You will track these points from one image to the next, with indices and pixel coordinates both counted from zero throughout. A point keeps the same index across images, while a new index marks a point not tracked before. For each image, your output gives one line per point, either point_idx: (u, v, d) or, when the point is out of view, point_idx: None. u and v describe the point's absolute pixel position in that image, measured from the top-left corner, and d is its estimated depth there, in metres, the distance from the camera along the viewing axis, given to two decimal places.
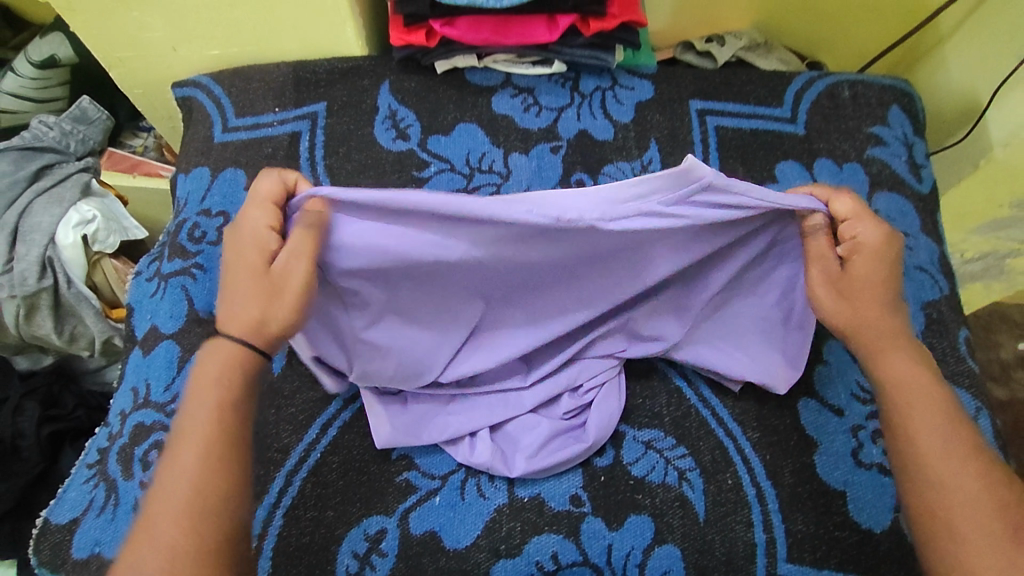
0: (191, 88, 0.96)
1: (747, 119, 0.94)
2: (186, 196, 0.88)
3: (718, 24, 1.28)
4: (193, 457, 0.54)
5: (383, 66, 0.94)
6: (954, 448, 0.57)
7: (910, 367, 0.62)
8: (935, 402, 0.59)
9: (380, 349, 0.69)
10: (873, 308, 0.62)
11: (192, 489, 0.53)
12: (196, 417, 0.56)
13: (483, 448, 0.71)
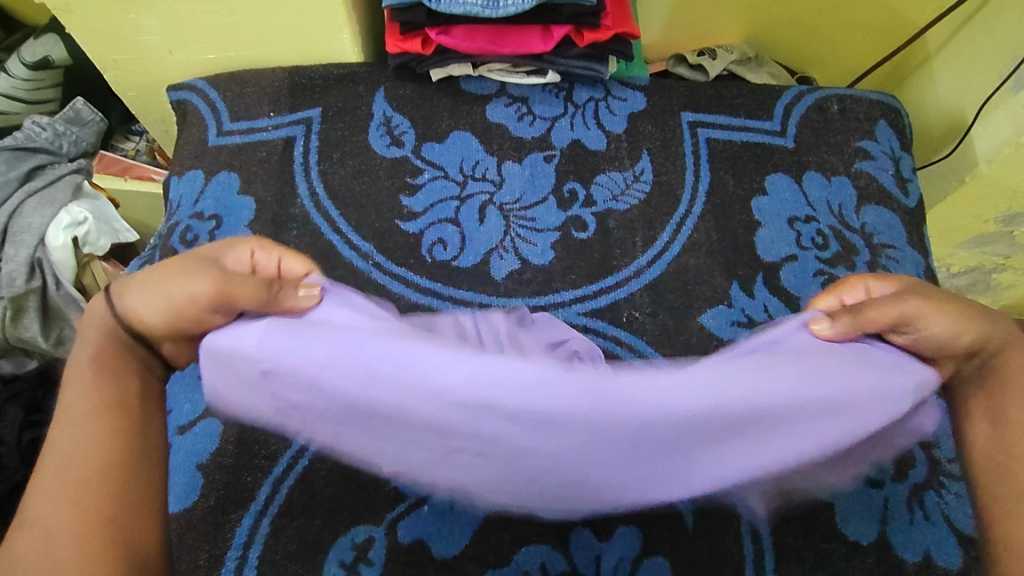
0: (186, 91, 0.96)
1: (737, 132, 0.95)
2: (178, 199, 0.88)
3: (710, 38, 1.31)
4: (74, 426, 0.56)
5: (379, 73, 0.95)
6: None
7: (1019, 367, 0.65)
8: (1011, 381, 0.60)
9: (313, 421, 0.52)
10: (957, 326, 0.63)
11: (89, 458, 0.55)
12: (76, 395, 0.58)
13: None
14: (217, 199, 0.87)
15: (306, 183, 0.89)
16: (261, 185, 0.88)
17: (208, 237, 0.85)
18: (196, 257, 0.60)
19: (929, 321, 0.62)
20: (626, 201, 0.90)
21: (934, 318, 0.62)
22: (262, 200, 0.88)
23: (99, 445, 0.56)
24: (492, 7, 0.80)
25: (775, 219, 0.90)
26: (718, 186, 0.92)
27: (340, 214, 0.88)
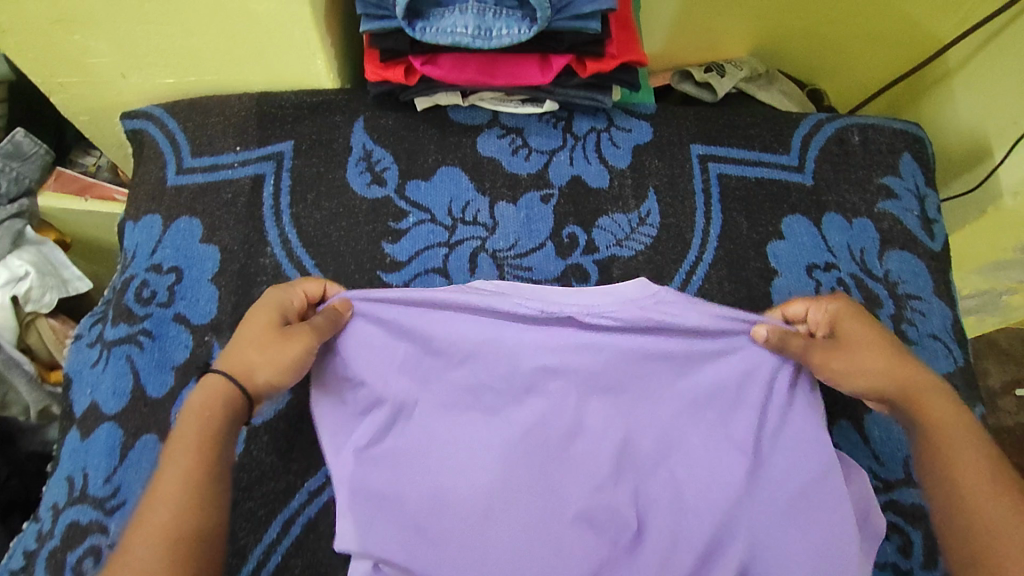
0: (142, 120, 0.86)
1: (751, 167, 0.87)
2: (134, 248, 0.79)
3: (717, 49, 1.22)
4: (179, 476, 0.56)
5: (357, 100, 0.85)
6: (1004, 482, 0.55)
7: (947, 410, 0.61)
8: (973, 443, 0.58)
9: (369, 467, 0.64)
10: (885, 363, 0.63)
11: (183, 513, 0.53)
12: (178, 459, 0.56)
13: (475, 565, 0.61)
14: (177, 248, 0.78)
15: (277, 229, 0.80)
16: (226, 232, 0.79)
17: (167, 293, 0.76)
18: (257, 317, 0.65)
19: (850, 366, 0.63)
20: (631, 246, 0.82)
21: (845, 357, 0.63)
22: (227, 248, 0.79)
23: (206, 509, 0.55)
24: (484, 37, 0.70)
25: (792, 267, 0.82)
26: (732, 228, 0.84)
27: (315, 264, 0.79)
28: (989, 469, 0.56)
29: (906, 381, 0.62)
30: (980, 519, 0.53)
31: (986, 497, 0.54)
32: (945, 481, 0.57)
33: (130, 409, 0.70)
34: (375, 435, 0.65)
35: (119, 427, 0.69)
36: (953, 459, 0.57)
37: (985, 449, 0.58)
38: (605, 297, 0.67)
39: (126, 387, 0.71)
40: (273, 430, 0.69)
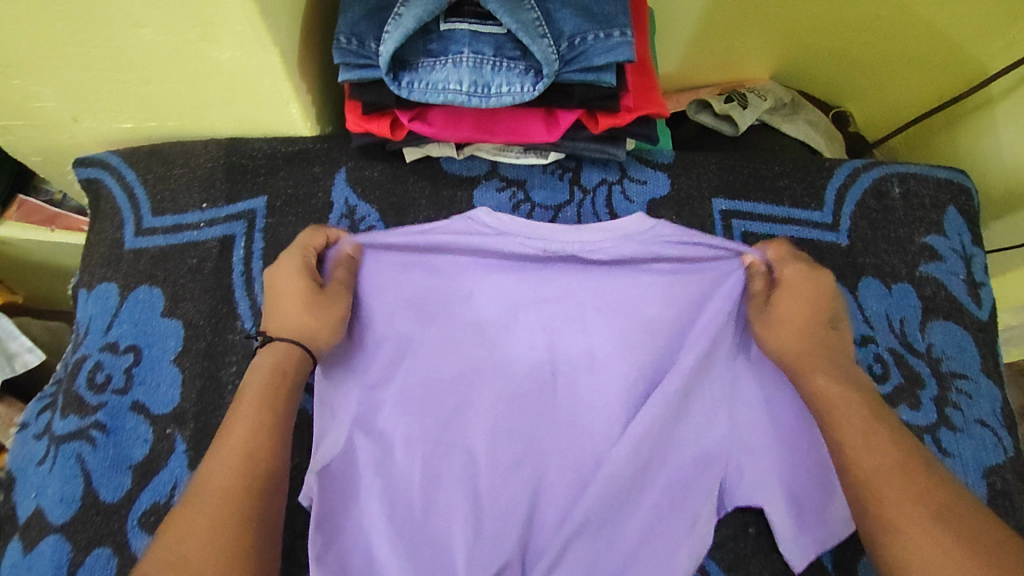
0: (98, 169, 0.76)
1: (780, 225, 0.78)
2: (88, 322, 0.71)
3: (735, 70, 1.11)
4: (245, 430, 0.54)
5: (338, 149, 0.76)
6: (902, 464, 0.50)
7: (845, 386, 0.55)
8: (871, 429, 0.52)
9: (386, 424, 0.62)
10: (803, 333, 0.57)
11: (252, 458, 0.52)
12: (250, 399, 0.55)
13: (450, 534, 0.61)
14: (135, 323, 0.70)
15: (249, 300, 0.71)
16: (191, 304, 0.71)
17: (124, 377, 0.68)
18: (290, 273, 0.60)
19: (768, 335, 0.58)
20: None
21: (767, 328, 0.58)
22: (192, 322, 0.70)
23: (269, 469, 0.53)
24: (481, 94, 0.60)
25: None
26: None
27: None
28: (885, 438, 0.51)
29: (813, 354, 0.57)
30: (872, 494, 0.50)
31: (877, 466, 0.50)
32: (840, 456, 0.53)
33: (81, 517, 0.62)
34: (385, 377, 0.63)
35: (65, 541, 0.61)
36: (844, 435, 0.53)
37: (880, 421, 0.53)
38: (601, 232, 0.61)
39: (76, 492, 0.63)
40: None
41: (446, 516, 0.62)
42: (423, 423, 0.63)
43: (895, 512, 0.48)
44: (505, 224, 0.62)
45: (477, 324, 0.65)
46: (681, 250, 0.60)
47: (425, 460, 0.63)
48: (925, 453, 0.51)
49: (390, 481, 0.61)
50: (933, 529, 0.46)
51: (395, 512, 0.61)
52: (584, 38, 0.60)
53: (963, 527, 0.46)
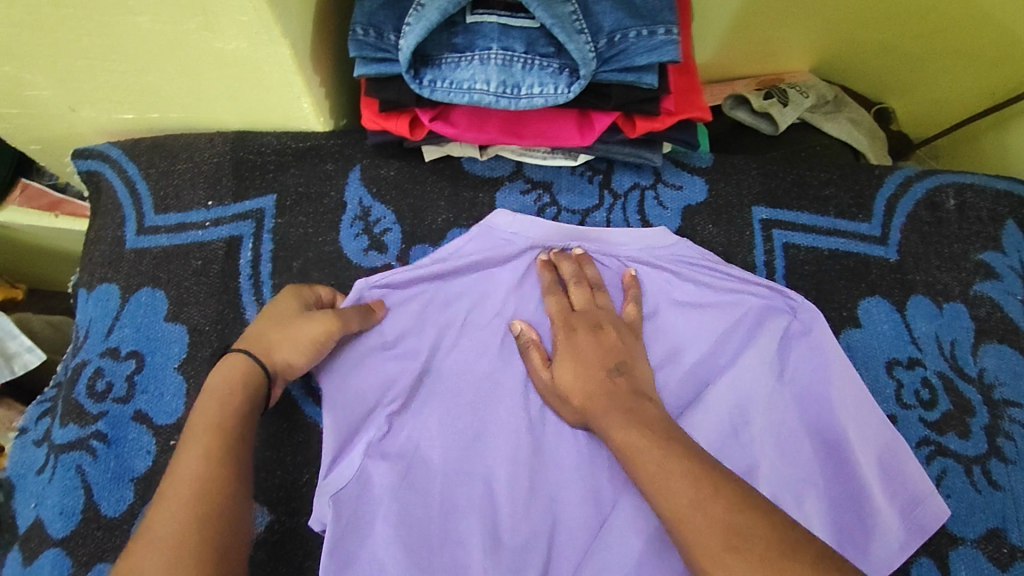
0: (98, 161, 0.73)
1: (825, 237, 0.73)
2: (88, 324, 0.68)
3: (772, 63, 1.05)
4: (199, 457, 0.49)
5: (353, 145, 0.71)
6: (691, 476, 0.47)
7: (622, 419, 0.54)
8: (659, 454, 0.50)
9: (392, 433, 0.62)
10: (576, 387, 0.59)
11: (205, 505, 0.47)
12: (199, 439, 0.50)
13: (457, 547, 0.59)
14: (138, 327, 0.66)
15: (257, 305, 0.67)
16: (195, 308, 0.67)
17: (126, 385, 0.64)
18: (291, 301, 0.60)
19: (556, 388, 0.62)
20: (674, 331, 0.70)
21: (562, 367, 0.61)
22: (198, 328, 0.66)
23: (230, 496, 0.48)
24: (511, 95, 0.55)
25: (866, 364, 0.69)
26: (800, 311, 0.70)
27: None
28: (673, 465, 0.48)
29: (592, 401, 0.58)
30: (676, 524, 0.45)
31: (668, 486, 0.47)
32: (644, 488, 0.50)
33: (81, 533, 0.59)
34: (401, 392, 0.63)
35: (66, 557, 0.58)
36: (640, 465, 0.50)
37: (661, 445, 0.51)
38: (629, 247, 0.68)
39: (76, 505, 0.60)
40: (251, 561, 0.59)
41: (461, 542, 0.60)
42: (440, 445, 0.62)
43: (689, 532, 0.44)
44: (524, 227, 0.68)
45: (502, 349, 0.66)
46: (712, 274, 0.68)
47: (442, 481, 0.61)
48: (710, 466, 0.48)
49: (403, 500, 0.59)
50: (729, 557, 0.42)
51: (406, 536, 0.58)
52: (624, 35, 0.55)
53: (770, 554, 0.41)
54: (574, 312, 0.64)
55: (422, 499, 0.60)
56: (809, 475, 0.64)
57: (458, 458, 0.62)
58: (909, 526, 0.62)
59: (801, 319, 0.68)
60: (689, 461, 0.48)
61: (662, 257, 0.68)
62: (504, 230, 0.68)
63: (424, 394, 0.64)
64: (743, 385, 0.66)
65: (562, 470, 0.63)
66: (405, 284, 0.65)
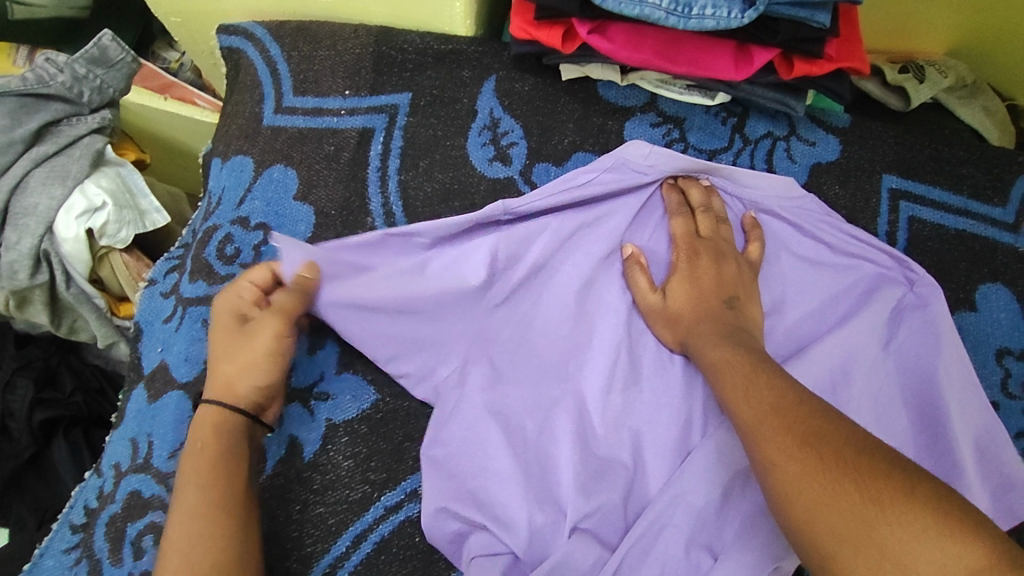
0: (241, 38, 0.75)
1: (953, 215, 0.71)
2: (221, 191, 0.71)
3: (911, 34, 0.94)
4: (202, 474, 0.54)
5: (492, 56, 0.72)
6: (777, 408, 0.50)
7: (716, 342, 0.59)
8: (749, 379, 0.54)
9: (500, 338, 0.65)
10: (688, 306, 0.63)
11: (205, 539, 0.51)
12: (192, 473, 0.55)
13: (546, 450, 0.62)
14: (268, 201, 0.69)
15: (381, 197, 0.70)
16: (324, 191, 0.69)
17: (252, 253, 0.67)
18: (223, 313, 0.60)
19: (666, 316, 0.63)
20: None
21: (675, 287, 0.64)
22: (324, 211, 0.69)
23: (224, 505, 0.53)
24: (680, 14, 0.55)
25: (976, 348, 0.68)
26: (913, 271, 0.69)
27: None
28: (756, 386, 0.53)
29: (700, 323, 0.61)
30: (752, 432, 0.51)
31: (750, 399, 0.53)
32: (729, 404, 0.55)
33: (202, 379, 0.63)
34: (508, 293, 0.65)
35: (187, 400, 0.63)
36: (727, 385, 0.56)
37: (752, 368, 0.55)
38: (760, 194, 0.69)
39: (200, 355, 0.64)
40: (354, 433, 0.63)
41: (552, 439, 0.62)
42: (542, 349, 0.65)
43: (763, 441, 0.49)
44: (660, 160, 0.67)
45: (613, 275, 0.67)
46: (834, 234, 0.68)
47: (540, 384, 0.64)
48: (797, 386, 0.52)
49: (502, 397, 0.63)
50: (797, 452, 0.46)
51: (503, 428, 0.62)
52: None
53: (834, 451, 0.45)
54: (698, 237, 0.65)
55: (520, 397, 0.63)
56: (901, 441, 0.64)
57: (556, 369, 0.64)
58: (999, 507, 0.63)
59: (918, 291, 0.67)
60: (775, 385, 0.53)
61: (787, 207, 0.69)
62: (639, 161, 0.67)
63: (529, 300, 0.66)
64: (851, 347, 0.66)
65: (656, 401, 0.63)
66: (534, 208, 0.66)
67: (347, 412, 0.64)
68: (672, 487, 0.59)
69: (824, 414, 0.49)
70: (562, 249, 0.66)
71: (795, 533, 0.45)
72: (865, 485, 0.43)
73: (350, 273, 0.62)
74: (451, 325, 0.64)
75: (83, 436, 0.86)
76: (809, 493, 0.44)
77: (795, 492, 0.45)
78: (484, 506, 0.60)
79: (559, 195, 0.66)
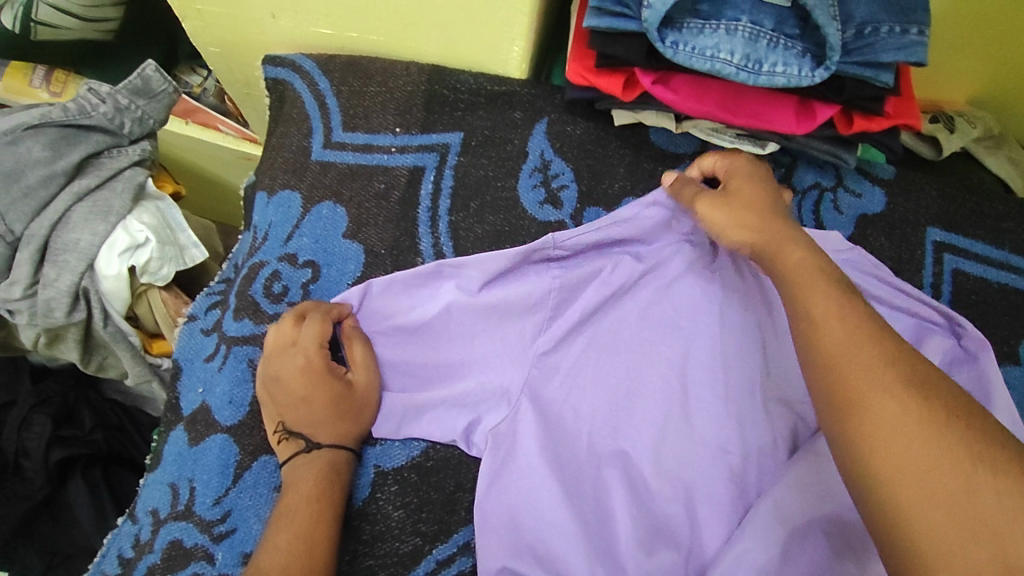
0: (288, 70, 0.74)
1: (995, 269, 0.72)
2: (267, 227, 0.69)
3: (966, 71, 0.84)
4: (304, 510, 0.55)
5: (544, 98, 0.72)
6: (875, 337, 0.44)
7: (787, 247, 0.52)
8: (834, 296, 0.48)
9: (553, 380, 0.64)
10: (743, 208, 0.56)
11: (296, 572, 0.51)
12: (274, 554, 0.52)
13: (595, 502, 0.61)
14: (317, 237, 0.68)
15: (431, 237, 0.69)
16: (374, 230, 0.68)
17: (301, 292, 0.67)
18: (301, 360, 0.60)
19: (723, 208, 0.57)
20: None
21: (737, 184, 0.58)
22: (374, 250, 0.68)
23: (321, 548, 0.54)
24: (751, 70, 0.55)
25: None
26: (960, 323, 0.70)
27: None
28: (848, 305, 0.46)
29: (761, 228, 0.54)
30: (829, 356, 0.45)
31: (840, 320, 0.46)
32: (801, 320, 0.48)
33: (247, 423, 0.62)
34: (560, 338, 0.64)
35: (232, 443, 0.61)
36: (803, 301, 0.48)
37: (841, 291, 0.48)
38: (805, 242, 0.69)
39: (245, 397, 0.63)
40: (403, 481, 0.62)
41: (605, 488, 0.62)
42: (593, 398, 0.64)
43: (853, 369, 0.43)
44: None
45: (664, 326, 0.66)
46: (881, 285, 0.68)
47: (591, 433, 0.63)
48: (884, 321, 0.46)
49: (553, 443, 0.62)
50: (901, 393, 0.40)
51: (556, 477, 0.61)
52: (874, 30, 0.54)
53: (941, 401, 0.40)
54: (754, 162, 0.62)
55: (570, 440, 0.63)
56: None
57: (610, 416, 0.64)
58: None
59: (965, 345, 0.67)
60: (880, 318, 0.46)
61: (834, 259, 0.69)
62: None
63: (578, 342, 0.65)
64: None
65: (708, 454, 0.62)
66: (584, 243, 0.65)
67: (396, 459, 0.63)
68: (732, 547, 0.57)
69: (923, 362, 0.43)
70: (609, 290, 0.66)
71: (862, 484, 0.40)
72: (980, 450, 0.38)
73: (394, 306, 0.64)
74: (501, 368, 0.64)
75: (103, 475, 0.86)
76: (902, 437, 0.39)
77: (883, 431, 0.40)
78: (544, 561, 0.59)
79: (607, 232, 0.65)
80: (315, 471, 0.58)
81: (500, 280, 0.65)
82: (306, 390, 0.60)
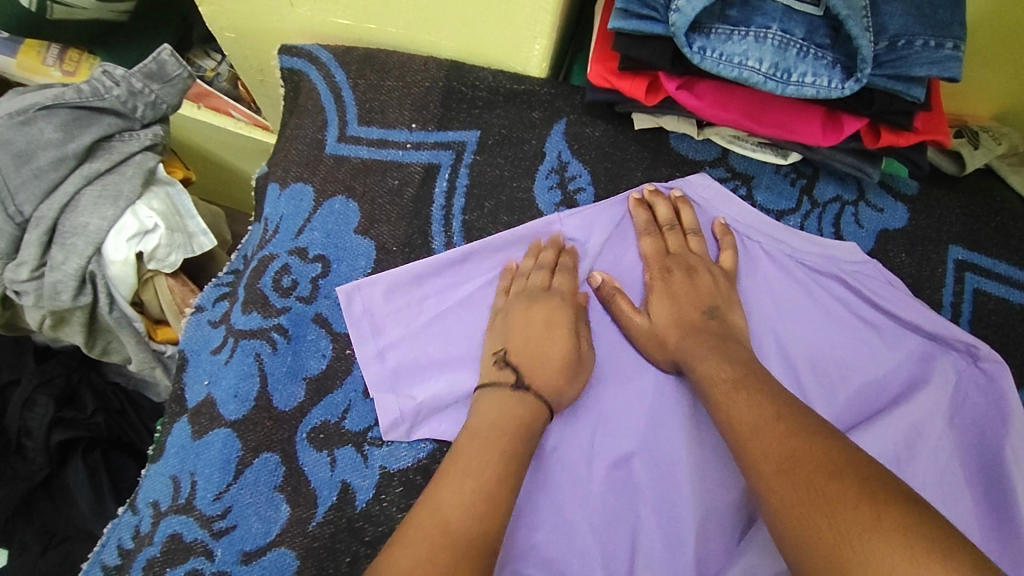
0: (304, 60, 0.72)
1: (1018, 290, 0.70)
2: (279, 219, 0.68)
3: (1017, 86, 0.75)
4: (493, 461, 0.53)
5: (564, 99, 0.71)
6: (764, 423, 0.51)
7: (705, 353, 0.59)
8: (741, 394, 0.54)
9: None
10: (670, 319, 0.62)
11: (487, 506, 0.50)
12: (457, 491, 0.50)
13: (597, 509, 0.60)
14: (328, 231, 0.67)
15: (444, 235, 0.68)
16: (387, 227, 0.67)
17: (310, 287, 0.66)
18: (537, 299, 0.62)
19: (642, 327, 0.63)
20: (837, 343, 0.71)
21: (654, 305, 0.64)
22: (386, 247, 0.67)
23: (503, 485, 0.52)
24: (780, 79, 0.54)
25: None
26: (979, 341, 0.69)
27: None
28: (754, 395, 0.54)
29: (686, 338, 0.61)
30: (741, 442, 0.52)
31: (739, 410, 0.53)
32: (715, 416, 0.56)
33: (251, 418, 0.61)
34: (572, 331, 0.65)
35: (235, 439, 0.61)
36: (717, 401, 0.56)
37: (745, 383, 0.55)
38: (817, 248, 0.69)
39: (251, 392, 0.62)
40: (409, 483, 0.60)
41: (610, 491, 0.61)
42: (600, 398, 0.63)
43: (757, 448, 0.50)
44: (718, 201, 0.69)
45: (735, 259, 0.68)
46: (890, 300, 0.67)
47: (597, 437, 0.62)
48: (780, 400, 0.53)
49: (555, 444, 0.62)
50: (783, 479, 0.47)
51: (562, 476, 0.61)
52: (908, 43, 0.53)
53: (811, 474, 0.45)
54: (668, 254, 0.66)
55: (574, 442, 0.62)
56: (965, 522, 0.62)
57: (616, 420, 0.63)
58: None
59: (984, 367, 0.65)
60: (786, 422, 0.50)
61: (847, 270, 0.69)
62: (698, 195, 0.69)
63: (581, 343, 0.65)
64: (917, 421, 0.64)
65: (718, 468, 0.61)
66: (589, 228, 0.67)
67: (401, 460, 0.61)
68: None
69: (823, 439, 0.48)
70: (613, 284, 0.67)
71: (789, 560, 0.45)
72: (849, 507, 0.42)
73: (403, 293, 0.65)
74: None
75: (102, 458, 0.86)
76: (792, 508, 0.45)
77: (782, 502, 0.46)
78: (546, 561, 0.59)
79: (609, 217, 0.68)
80: (499, 409, 0.57)
81: (510, 270, 0.66)
82: (530, 329, 0.61)
